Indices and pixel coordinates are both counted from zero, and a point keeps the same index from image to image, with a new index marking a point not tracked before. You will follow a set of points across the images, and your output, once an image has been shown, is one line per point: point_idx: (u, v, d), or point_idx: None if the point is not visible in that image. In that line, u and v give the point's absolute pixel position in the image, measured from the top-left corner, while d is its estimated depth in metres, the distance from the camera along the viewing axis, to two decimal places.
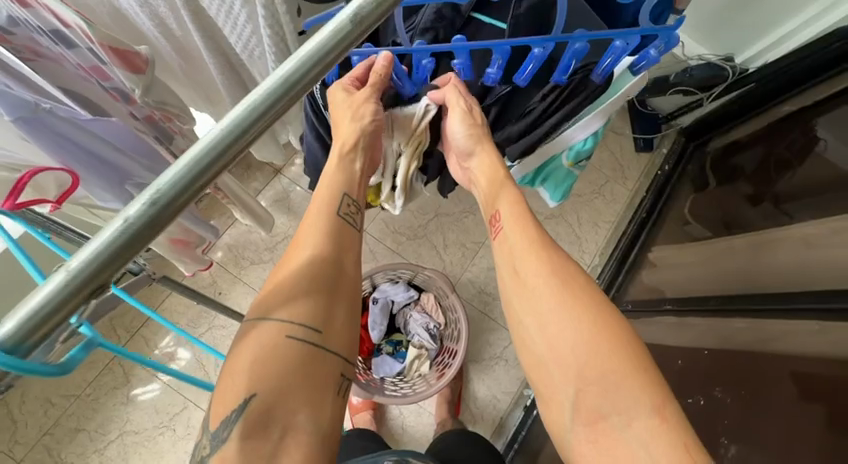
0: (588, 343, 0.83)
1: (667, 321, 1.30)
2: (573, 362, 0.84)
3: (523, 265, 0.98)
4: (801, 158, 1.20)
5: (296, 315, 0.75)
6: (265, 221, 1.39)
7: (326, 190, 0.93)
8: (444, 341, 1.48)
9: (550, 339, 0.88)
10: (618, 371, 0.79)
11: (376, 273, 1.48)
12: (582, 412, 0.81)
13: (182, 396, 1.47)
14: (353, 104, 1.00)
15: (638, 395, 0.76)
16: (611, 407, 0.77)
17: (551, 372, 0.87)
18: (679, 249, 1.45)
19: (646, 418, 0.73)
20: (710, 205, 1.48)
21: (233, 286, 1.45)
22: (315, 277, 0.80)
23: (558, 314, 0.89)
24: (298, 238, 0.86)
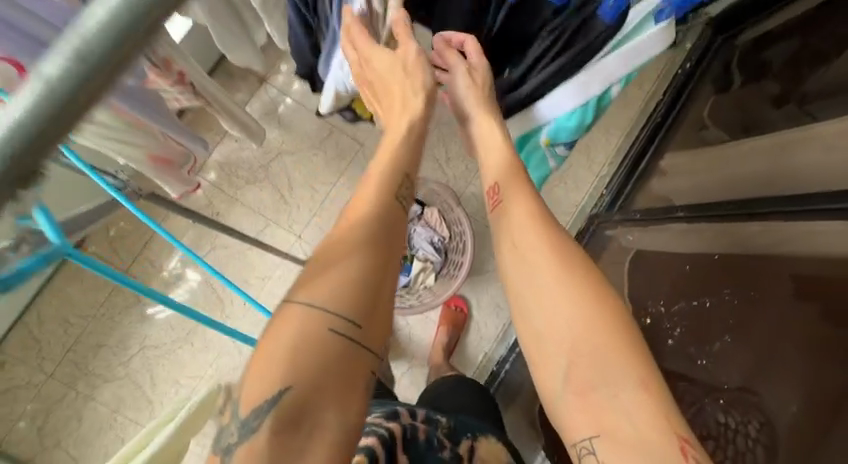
0: (584, 319, 0.75)
1: (677, 227, 1.24)
2: (567, 335, 0.75)
3: (523, 232, 0.84)
4: (840, 49, 1.11)
5: (337, 305, 0.63)
6: (256, 135, 1.30)
7: (377, 170, 0.78)
8: (449, 253, 1.48)
9: (547, 311, 0.78)
10: (609, 350, 0.72)
11: None
12: (573, 385, 0.74)
13: None
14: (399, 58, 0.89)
15: (626, 374, 0.71)
16: (605, 383, 0.71)
17: (544, 345, 0.77)
18: (693, 156, 1.34)
19: (633, 394, 0.69)
20: (732, 107, 1.38)
21: (231, 207, 1.39)
22: (365, 271, 0.66)
23: (557, 287, 0.78)
24: (337, 221, 0.71)
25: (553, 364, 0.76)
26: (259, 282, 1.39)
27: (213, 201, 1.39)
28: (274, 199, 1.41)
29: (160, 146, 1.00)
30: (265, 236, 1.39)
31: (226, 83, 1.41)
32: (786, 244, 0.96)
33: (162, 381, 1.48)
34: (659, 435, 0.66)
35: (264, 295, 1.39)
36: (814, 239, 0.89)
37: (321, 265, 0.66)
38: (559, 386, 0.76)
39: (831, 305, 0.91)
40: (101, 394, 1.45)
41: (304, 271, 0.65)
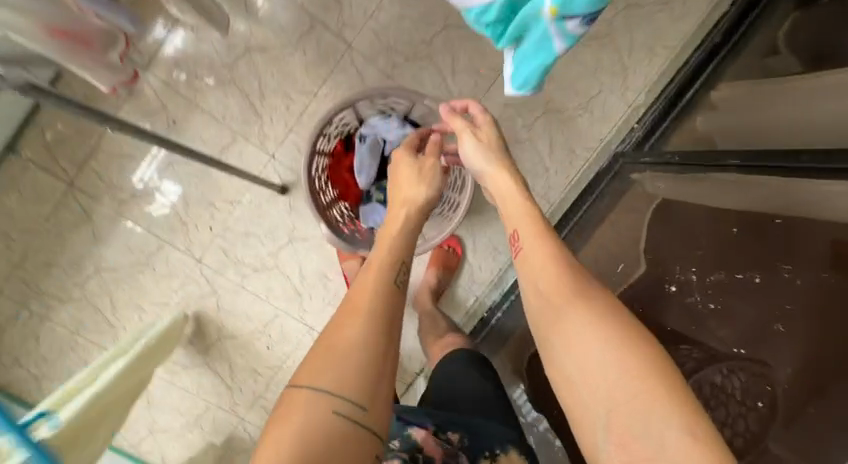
0: (616, 360, 0.62)
1: (723, 180, 0.98)
2: (603, 380, 0.62)
3: (543, 275, 0.73)
4: None
5: (343, 386, 0.65)
6: (217, 20, 1.03)
7: (378, 258, 0.77)
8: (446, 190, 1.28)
9: (574, 359, 0.65)
10: (649, 394, 0.59)
11: (361, 101, 1.07)
12: (613, 440, 0.60)
13: (156, 236, 1.21)
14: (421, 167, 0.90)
15: (672, 422, 0.57)
16: (650, 434, 0.57)
17: (579, 397, 0.64)
18: (757, 92, 1.04)
19: (680, 445, 0.55)
20: (821, 27, 0.98)
21: (190, 115, 1.17)
22: (370, 343, 0.67)
23: (582, 322, 0.66)
24: (343, 304, 0.72)
25: (590, 420, 0.62)
26: (229, 205, 1.21)
27: (167, 105, 1.16)
28: (243, 107, 1.18)
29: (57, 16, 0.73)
30: (227, 157, 1.19)
31: None
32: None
33: (123, 306, 1.22)
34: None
35: (232, 220, 1.22)
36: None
37: (329, 361, 0.66)
38: (599, 443, 0.61)
39: None
40: (56, 315, 1.20)
41: (312, 359, 0.66)
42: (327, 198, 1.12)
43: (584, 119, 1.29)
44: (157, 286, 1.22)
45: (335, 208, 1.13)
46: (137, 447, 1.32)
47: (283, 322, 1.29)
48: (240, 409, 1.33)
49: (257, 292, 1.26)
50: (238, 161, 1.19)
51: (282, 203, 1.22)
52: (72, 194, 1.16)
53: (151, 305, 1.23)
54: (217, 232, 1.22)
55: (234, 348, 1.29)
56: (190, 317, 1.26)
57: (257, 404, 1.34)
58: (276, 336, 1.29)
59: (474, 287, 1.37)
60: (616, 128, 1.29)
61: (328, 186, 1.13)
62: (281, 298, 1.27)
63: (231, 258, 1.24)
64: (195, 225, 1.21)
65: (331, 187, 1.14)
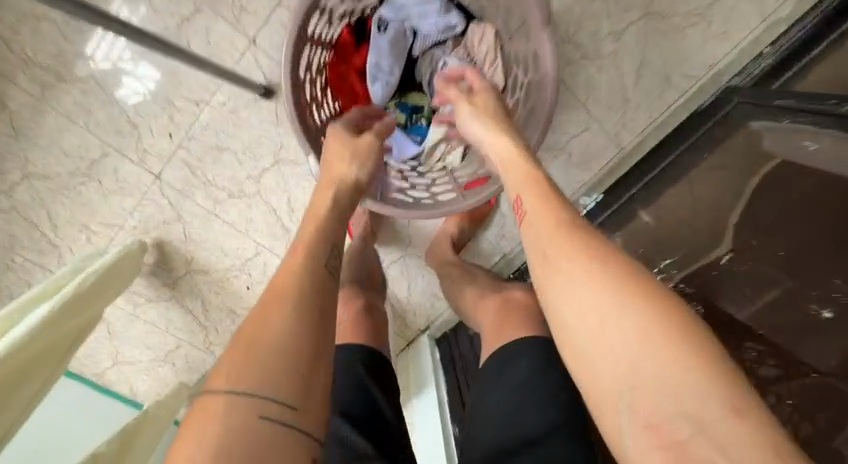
0: (623, 312, 0.45)
1: None
2: (612, 351, 0.44)
3: (535, 229, 0.56)
4: None
5: (264, 384, 0.49)
6: None
7: (306, 238, 0.61)
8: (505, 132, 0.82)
9: (569, 317, 0.48)
10: (673, 352, 0.41)
11: None
12: (637, 423, 0.41)
13: (97, 138, 0.91)
14: (358, 145, 0.73)
15: (710, 386, 0.39)
16: (682, 411, 0.39)
17: (593, 379, 0.45)
18: None
19: (724, 425, 0.37)
20: None
21: None
22: (299, 328, 0.51)
23: (578, 279, 0.49)
24: (264, 299, 0.54)
25: (604, 397, 0.44)
26: (195, 106, 0.90)
27: None
28: None
29: None
30: (185, 36, 0.83)
31: None
32: None
33: (66, 223, 0.97)
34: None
35: (199, 128, 0.91)
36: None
37: (251, 350, 0.51)
38: (618, 429, 0.42)
39: None
40: None
41: (234, 365, 0.50)
42: (326, 114, 0.80)
43: (695, 32, 0.90)
44: (106, 203, 0.96)
45: None
46: (101, 376, 1.17)
47: (267, 260, 1.06)
48: (216, 348, 1.17)
49: (234, 222, 1.01)
50: (203, 45, 0.84)
51: (267, 110, 0.91)
52: None
53: (102, 226, 0.98)
54: (179, 141, 0.92)
55: (207, 283, 1.08)
56: (151, 245, 1.02)
57: None
58: (258, 275, 1.08)
59: (502, 243, 1.10)
60: (737, 50, 0.91)
61: (328, 94, 0.81)
62: (264, 232, 1.03)
63: (199, 177, 0.96)
64: (148, 128, 0.91)
65: (331, 98, 0.81)
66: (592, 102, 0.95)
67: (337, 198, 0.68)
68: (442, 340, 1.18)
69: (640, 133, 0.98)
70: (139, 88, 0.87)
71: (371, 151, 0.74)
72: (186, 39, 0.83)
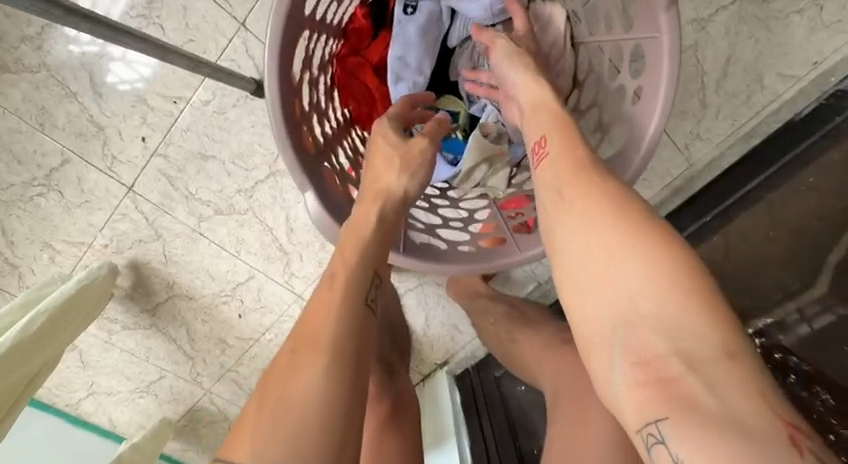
0: (634, 252, 0.40)
1: None
2: (618, 294, 0.39)
3: (551, 170, 0.48)
4: None
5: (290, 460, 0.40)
6: None
7: (345, 268, 0.50)
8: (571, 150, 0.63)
9: (573, 257, 0.43)
10: (679, 295, 0.37)
11: None
12: (629, 361, 0.38)
13: (55, 142, 0.74)
14: (404, 155, 0.57)
15: (710, 329, 0.35)
16: (676, 351, 0.36)
17: (590, 315, 0.41)
18: None
19: (719, 368, 0.34)
20: None
21: None
22: (332, 390, 0.42)
23: (592, 220, 0.43)
24: (292, 348, 0.45)
25: (597, 336, 0.40)
26: (172, 104, 0.73)
27: None
28: None
29: None
30: (157, 16, 0.66)
31: None
32: None
33: (24, 241, 0.82)
34: (764, 424, 0.31)
35: (177, 131, 0.75)
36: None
37: (275, 408, 0.42)
38: (606, 368, 0.39)
39: None
40: None
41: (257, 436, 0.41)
42: (332, 126, 0.63)
43: (801, 21, 0.71)
44: (69, 217, 0.81)
45: (344, 142, 0.65)
46: (75, 409, 1.03)
47: (261, 285, 0.90)
48: (204, 380, 1.02)
49: (222, 242, 0.85)
50: (178, 28, 0.67)
51: (260, 110, 0.75)
52: None
53: (67, 244, 0.83)
54: (154, 147, 0.76)
55: (193, 310, 0.92)
56: (124, 267, 0.86)
57: (227, 376, 1.03)
58: (251, 301, 0.92)
59: (539, 272, 0.89)
60: None
61: (333, 97, 0.64)
62: (257, 254, 0.87)
63: (178, 191, 0.80)
64: (116, 130, 0.75)
65: (338, 103, 0.64)
66: None
67: (383, 216, 0.54)
68: (464, 378, 1.01)
69: (718, 146, 0.80)
70: (128, 75, 0.71)
71: (425, 165, 0.58)
72: (157, 22, 0.66)
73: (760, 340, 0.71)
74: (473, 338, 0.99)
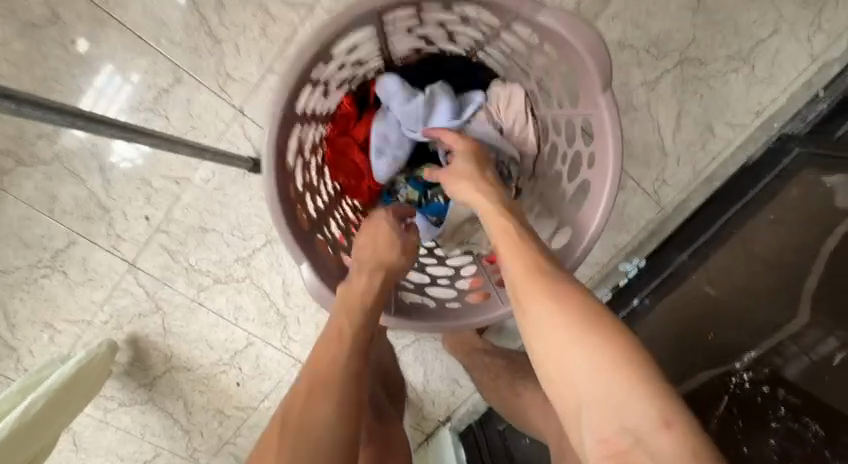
0: (575, 342, 0.44)
1: None
2: (573, 382, 0.43)
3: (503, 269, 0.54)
4: None
5: None
6: None
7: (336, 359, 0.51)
8: (542, 207, 0.70)
9: (533, 350, 0.48)
10: (623, 377, 0.41)
11: (391, 12, 0.57)
12: (592, 439, 0.41)
13: (64, 226, 0.79)
14: (390, 242, 0.64)
15: (652, 403, 0.39)
16: (626, 427, 0.39)
17: (558, 398, 0.45)
18: None
19: (660, 438, 0.38)
20: None
21: (102, 34, 0.70)
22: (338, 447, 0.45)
23: (541, 315, 0.47)
24: (278, 439, 0.45)
25: (569, 417, 0.44)
26: (175, 185, 0.79)
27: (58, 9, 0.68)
28: (187, 25, 0.70)
29: None
30: (163, 109, 0.73)
31: None
32: None
33: (25, 322, 0.83)
34: None
35: (179, 209, 0.80)
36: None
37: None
38: (581, 441, 0.43)
39: None
40: None
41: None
42: (324, 199, 0.69)
43: (738, 78, 0.80)
44: (72, 297, 0.83)
45: (336, 214, 0.70)
46: None
47: (260, 352, 0.91)
48: (201, 455, 0.98)
49: (221, 311, 0.87)
50: (182, 118, 0.74)
51: (258, 185, 0.80)
52: None
53: (67, 323, 0.84)
54: (157, 224, 0.81)
55: (191, 382, 0.92)
56: (123, 342, 0.88)
57: (224, 450, 1.00)
58: (249, 369, 0.92)
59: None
60: (787, 94, 0.80)
61: (324, 174, 0.70)
62: (255, 321, 0.88)
63: (179, 263, 0.83)
64: (121, 211, 0.79)
65: (328, 179, 0.71)
66: (626, 158, 0.84)
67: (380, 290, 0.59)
68: (468, 434, 0.99)
69: (684, 189, 0.86)
70: (129, 153, 0.77)
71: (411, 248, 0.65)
72: (162, 113, 0.73)
73: (748, 374, 0.70)
74: (474, 391, 0.99)
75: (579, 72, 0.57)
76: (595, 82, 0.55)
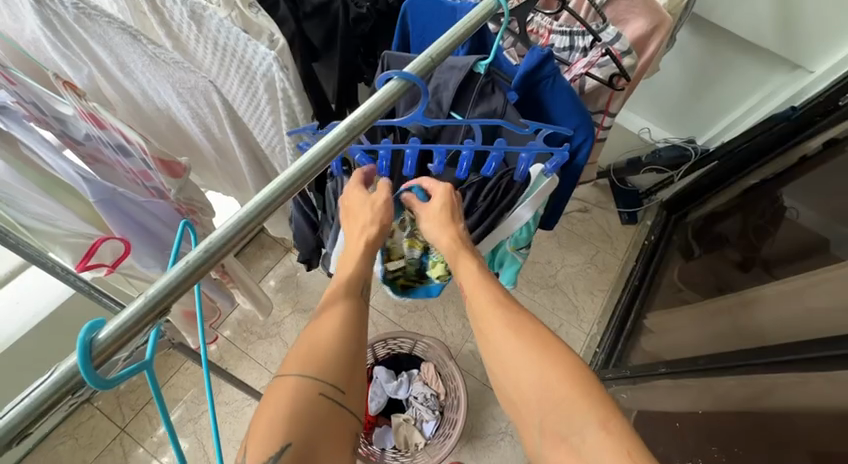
0: (534, 364, 0.60)
1: (663, 385, 1.17)
2: (533, 398, 0.59)
3: (476, 301, 0.72)
4: (776, 224, 1.17)
5: (324, 366, 0.56)
6: (264, 306, 1.26)
7: (330, 328, 0.59)
8: (445, 411, 1.24)
9: (497, 366, 0.64)
10: (552, 377, 0.58)
11: (378, 340, 1.27)
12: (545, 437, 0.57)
13: None
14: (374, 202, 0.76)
15: (590, 418, 0.53)
16: (571, 430, 0.54)
17: (520, 412, 0.61)
18: (672, 313, 1.37)
19: (600, 435, 0.52)
20: (700, 273, 1.40)
21: (240, 361, 1.47)
22: (344, 355, 0.58)
23: (514, 356, 0.62)
24: (294, 351, 0.57)
25: (522, 419, 0.60)
26: None
27: (223, 354, 1.48)
28: (282, 353, 1.49)
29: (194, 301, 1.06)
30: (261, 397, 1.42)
31: (256, 252, 1.61)
32: (768, 394, 0.84)
33: None
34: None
35: None
36: (810, 384, 0.76)
37: (307, 346, 0.58)
38: (535, 444, 0.58)
39: None
40: None
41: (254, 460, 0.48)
42: None
43: None
44: None
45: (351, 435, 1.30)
46: None
47: None
48: None
49: None
50: None
51: None
52: (119, 437, 1.33)
53: None
54: None
55: None
56: None
57: None
58: None
59: None
60: None
61: None
62: None
63: None
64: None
65: None
66: None
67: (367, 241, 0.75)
68: None
69: None
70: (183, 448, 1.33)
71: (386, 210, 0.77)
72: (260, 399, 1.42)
73: None
74: None
75: (443, 351, 1.26)
76: (446, 356, 1.25)
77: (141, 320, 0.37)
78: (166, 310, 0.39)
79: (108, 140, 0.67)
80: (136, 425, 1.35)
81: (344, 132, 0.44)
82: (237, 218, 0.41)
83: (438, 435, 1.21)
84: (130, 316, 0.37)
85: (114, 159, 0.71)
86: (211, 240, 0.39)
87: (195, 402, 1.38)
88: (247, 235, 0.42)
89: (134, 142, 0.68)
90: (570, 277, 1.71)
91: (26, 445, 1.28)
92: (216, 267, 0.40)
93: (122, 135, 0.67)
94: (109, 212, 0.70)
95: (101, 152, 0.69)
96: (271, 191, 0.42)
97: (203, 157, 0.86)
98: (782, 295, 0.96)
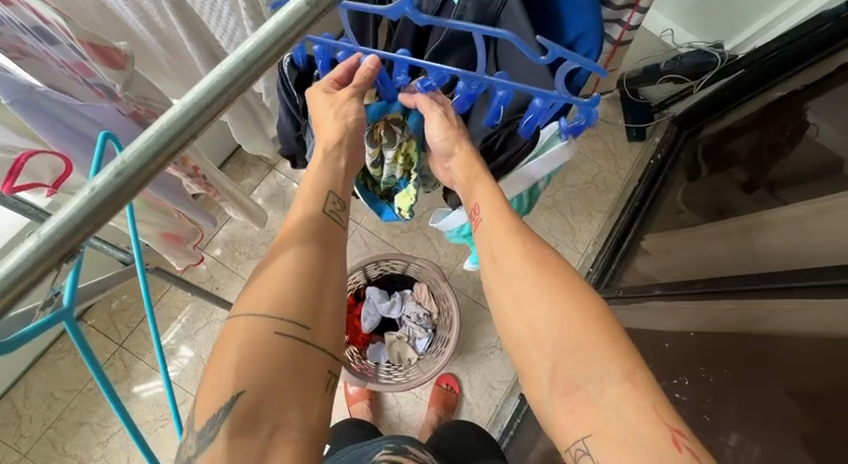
0: (553, 304, 0.57)
1: (655, 307, 1.18)
2: (552, 343, 0.55)
3: (491, 234, 0.67)
4: (792, 142, 1.07)
5: (281, 305, 0.52)
6: (258, 215, 1.18)
7: (285, 265, 0.54)
8: (438, 330, 1.26)
9: (509, 303, 0.61)
10: (573, 321, 0.55)
11: (370, 263, 1.23)
12: (554, 384, 0.54)
13: (183, 389, 1.36)
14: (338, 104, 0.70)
15: (611, 369, 0.50)
16: (588, 379, 0.51)
17: (529, 354, 0.58)
18: (671, 237, 1.33)
19: (623, 388, 0.49)
20: (702, 194, 1.34)
21: (231, 281, 1.45)
22: (301, 291, 0.53)
23: (535, 296, 0.58)
24: (249, 289, 0.53)
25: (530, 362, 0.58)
26: None
27: (213, 274, 1.46)
28: None
29: (171, 224, 0.99)
30: None
31: (238, 170, 1.51)
32: (765, 321, 0.82)
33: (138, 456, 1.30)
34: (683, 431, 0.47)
35: None
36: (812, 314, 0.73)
37: (263, 283, 0.53)
38: (543, 387, 0.56)
39: (819, 398, 0.68)
40: None
41: (208, 410, 0.48)
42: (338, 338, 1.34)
43: None
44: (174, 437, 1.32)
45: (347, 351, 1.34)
46: None
47: None
48: None
49: None
50: None
51: None
52: (119, 353, 1.36)
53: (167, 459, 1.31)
54: None
55: None
56: None
57: None
58: None
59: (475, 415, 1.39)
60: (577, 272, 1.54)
61: None
62: None
63: None
64: None
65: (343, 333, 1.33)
66: None
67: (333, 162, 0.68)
68: None
69: None
70: (182, 363, 1.37)
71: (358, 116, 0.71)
72: None
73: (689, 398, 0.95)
74: None
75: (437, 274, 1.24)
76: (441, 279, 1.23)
77: (81, 223, 0.34)
78: (105, 223, 0.35)
79: (16, 18, 0.54)
80: (134, 341, 1.37)
81: (293, 17, 0.37)
82: (180, 106, 0.35)
83: (432, 351, 1.24)
84: (67, 219, 0.33)
85: (40, 50, 0.58)
86: (151, 132, 0.35)
87: (190, 319, 1.39)
88: (194, 132, 0.36)
89: (53, 22, 0.56)
90: (569, 197, 1.64)
91: (27, 359, 1.31)
92: (163, 167, 0.36)
93: (35, 12, 0.55)
94: (33, 117, 0.62)
95: (22, 41, 0.56)
96: (215, 78, 0.35)
97: (144, 48, 0.81)
98: (792, 221, 0.90)
